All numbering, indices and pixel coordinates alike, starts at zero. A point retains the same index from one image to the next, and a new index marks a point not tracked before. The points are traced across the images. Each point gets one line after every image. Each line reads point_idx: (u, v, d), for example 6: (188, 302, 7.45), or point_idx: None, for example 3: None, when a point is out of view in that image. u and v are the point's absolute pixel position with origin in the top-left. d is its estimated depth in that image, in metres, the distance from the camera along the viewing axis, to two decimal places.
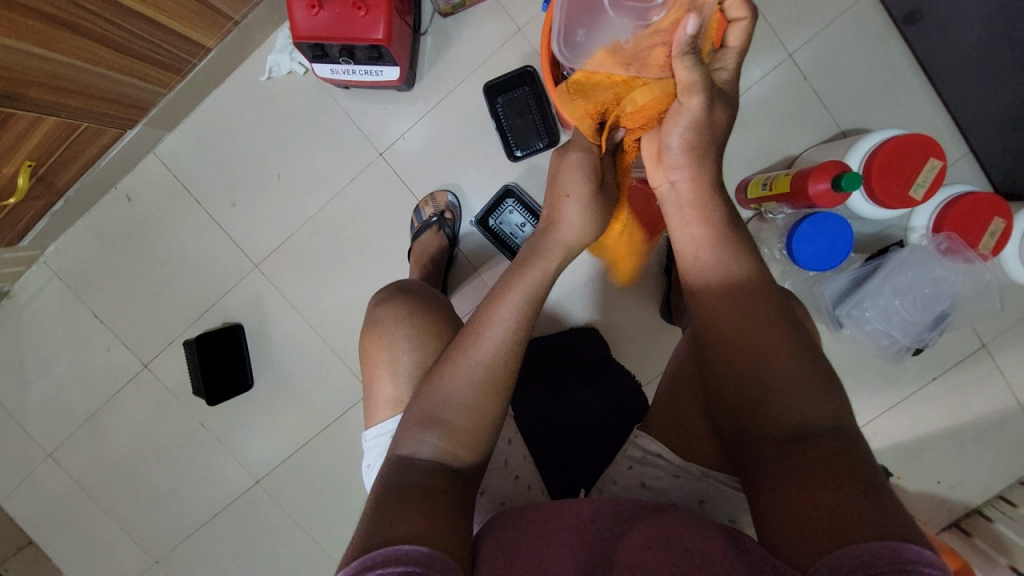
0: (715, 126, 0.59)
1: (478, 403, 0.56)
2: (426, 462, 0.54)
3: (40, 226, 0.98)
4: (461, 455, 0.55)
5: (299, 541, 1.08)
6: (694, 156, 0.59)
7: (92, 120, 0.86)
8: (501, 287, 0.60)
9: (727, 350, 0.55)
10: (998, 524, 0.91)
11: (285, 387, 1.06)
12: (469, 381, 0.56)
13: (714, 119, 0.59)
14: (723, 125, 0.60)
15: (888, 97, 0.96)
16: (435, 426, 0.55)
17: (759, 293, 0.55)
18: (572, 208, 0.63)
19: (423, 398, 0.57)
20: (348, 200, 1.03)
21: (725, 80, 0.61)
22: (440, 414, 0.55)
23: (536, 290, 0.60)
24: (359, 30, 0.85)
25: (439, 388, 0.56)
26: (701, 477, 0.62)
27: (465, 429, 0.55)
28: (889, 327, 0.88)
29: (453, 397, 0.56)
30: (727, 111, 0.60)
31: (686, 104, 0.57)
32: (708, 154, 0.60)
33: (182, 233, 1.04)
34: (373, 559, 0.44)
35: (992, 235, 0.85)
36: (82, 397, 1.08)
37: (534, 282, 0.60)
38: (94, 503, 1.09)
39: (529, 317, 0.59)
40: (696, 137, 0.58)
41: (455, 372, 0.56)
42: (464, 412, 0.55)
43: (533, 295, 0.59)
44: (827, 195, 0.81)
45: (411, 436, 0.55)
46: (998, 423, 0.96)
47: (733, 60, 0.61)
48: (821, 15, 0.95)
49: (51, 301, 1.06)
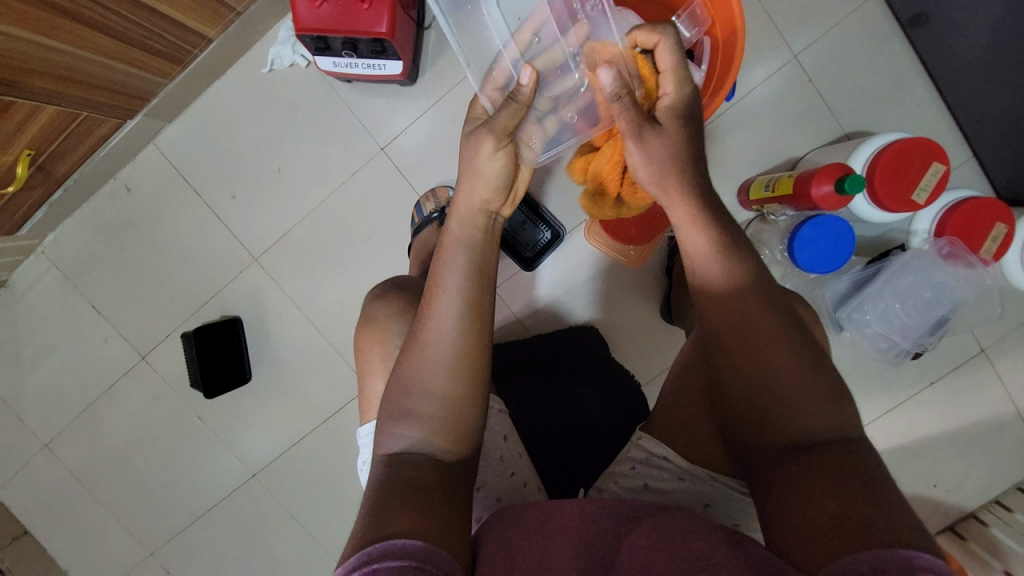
0: (670, 151, 0.59)
1: (444, 387, 0.55)
2: (410, 456, 0.54)
3: (38, 216, 0.98)
4: (444, 445, 0.55)
5: (295, 535, 1.08)
6: (665, 181, 0.59)
7: (92, 110, 0.85)
8: (437, 275, 0.58)
9: (728, 352, 0.55)
10: (994, 529, 0.91)
11: (283, 381, 1.06)
12: (426, 366, 0.55)
13: (654, 151, 0.59)
14: (679, 144, 0.59)
15: (892, 101, 0.95)
16: (408, 417, 0.55)
17: (749, 289, 0.55)
18: (481, 159, 0.59)
19: (392, 389, 0.56)
20: (349, 195, 1.03)
21: (669, 104, 0.60)
22: (410, 404, 0.55)
23: (474, 270, 0.58)
24: (362, 23, 0.84)
25: (409, 378, 0.55)
26: (707, 480, 0.62)
27: (435, 416, 0.54)
28: (889, 331, 0.88)
29: (424, 387, 0.55)
30: (677, 130, 0.59)
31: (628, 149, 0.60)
32: (672, 172, 0.59)
33: (181, 224, 1.04)
34: (371, 552, 0.44)
35: (994, 241, 0.84)
36: (79, 387, 1.07)
37: (471, 253, 0.59)
38: (90, 494, 1.08)
39: (479, 293, 0.57)
40: (654, 161, 0.59)
41: (414, 360, 0.56)
42: (437, 400, 0.55)
43: (470, 264, 0.58)
44: (830, 198, 0.81)
45: (389, 431, 0.55)
46: (995, 428, 0.97)
47: (674, 78, 0.60)
48: (827, 17, 0.95)
49: (48, 291, 1.05)
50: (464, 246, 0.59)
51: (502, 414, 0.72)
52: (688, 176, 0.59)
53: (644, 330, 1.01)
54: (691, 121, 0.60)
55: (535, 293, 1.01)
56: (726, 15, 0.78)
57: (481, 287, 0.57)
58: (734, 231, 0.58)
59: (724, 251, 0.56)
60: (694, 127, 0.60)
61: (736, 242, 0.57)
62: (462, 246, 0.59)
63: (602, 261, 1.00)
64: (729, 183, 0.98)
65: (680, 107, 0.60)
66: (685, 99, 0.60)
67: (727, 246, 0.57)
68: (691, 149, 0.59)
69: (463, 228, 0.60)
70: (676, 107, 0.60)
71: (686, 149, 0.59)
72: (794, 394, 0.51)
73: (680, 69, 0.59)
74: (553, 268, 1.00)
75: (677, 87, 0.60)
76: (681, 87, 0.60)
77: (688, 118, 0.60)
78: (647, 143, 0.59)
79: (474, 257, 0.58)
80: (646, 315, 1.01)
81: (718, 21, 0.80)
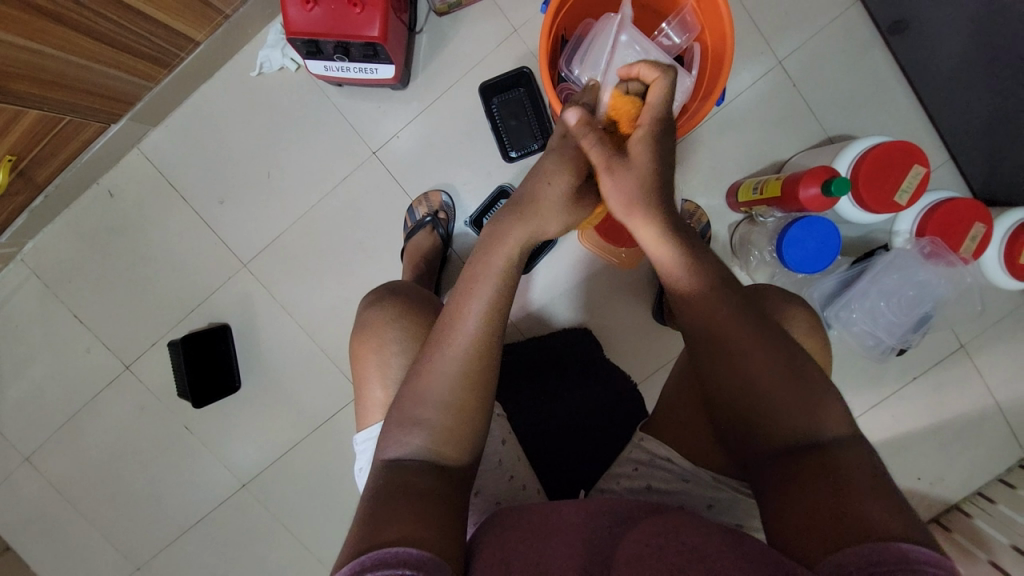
0: (640, 177, 0.58)
1: (458, 400, 0.55)
2: (410, 462, 0.54)
3: (19, 222, 0.95)
4: (448, 454, 0.54)
5: (287, 544, 1.06)
6: (633, 208, 0.58)
7: (76, 114, 0.83)
8: (471, 287, 0.58)
9: (722, 353, 0.55)
10: (977, 520, 0.94)
11: (273, 388, 1.04)
12: (443, 377, 0.55)
13: (634, 176, 0.58)
14: (647, 171, 0.59)
15: (872, 106, 0.98)
16: (417, 426, 0.54)
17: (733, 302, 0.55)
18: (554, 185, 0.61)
19: (403, 397, 0.56)
20: (341, 199, 1.02)
21: (639, 136, 0.59)
22: (421, 414, 0.55)
23: (504, 289, 0.58)
24: (354, 27, 0.84)
25: (420, 386, 0.55)
26: (712, 483, 0.63)
27: (442, 426, 0.54)
28: (874, 327, 0.91)
29: (434, 397, 0.55)
30: (648, 160, 0.59)
31: (608, 170, 0.59)
32: (653, 203, 0.58)
33: (168, 230, 1.02)
34: (364, 562, 0.43)
35: (974, 239, 0.88)
36: (61, 398, 1.04)
37: (506, 267, 0.58)
38: (73, 508, 1.05)
39: (500, 311, 0.57)
40: (630, 185, 0.58)
41: (431, 369, 0.56)
42: (447, 411, 0.55)
43: (504, 287, 0.58)
44: (817, 199, 0.83)
45: (393, 438, 0.55)
46: (975, 421, 1.00)
47: (649, 116, 0.60)
48: (809, 23, 0.97)
49: (27, 300, 1.03)
50: (503, 266, 0.58)
51: (502, 419, 0.72)
52: (656, 205, 0.58)
53: (637, 332, 1.02)
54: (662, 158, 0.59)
55: (527, 297, 1.02)
56: (717, 24, 0.79)
57: (507, 296, 0.58)
58: (699, 245, 0.59)
59: (693, 262, 0.57)
60: (659, 157, 0.59)
61: (701, 254, 0.58)
62: (504, 261, 0.59)
63: (596, 263, 1.01)
64: (718, 185, 1.00)
65: (652, 141, 0.59)
66: (654, 131, 0.60)
67: (693, 260, 0.57)
68: (660, 173, 0.59)
69: (517, 248, 0.59)
70: (650, 140, 0.59)
71: (654, 179, 0.58)
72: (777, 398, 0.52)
73: (656, 104, 0.60)
74: (545, 272, 1.01)
75: (649, 126, 0.60)
76: (654, 119, 0.60)
77: (658, 152, 0.59)
78: (620, 170, 0.59)
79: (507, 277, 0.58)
80: (638, 316, 1.02)
81: (708, 29, 0.81)
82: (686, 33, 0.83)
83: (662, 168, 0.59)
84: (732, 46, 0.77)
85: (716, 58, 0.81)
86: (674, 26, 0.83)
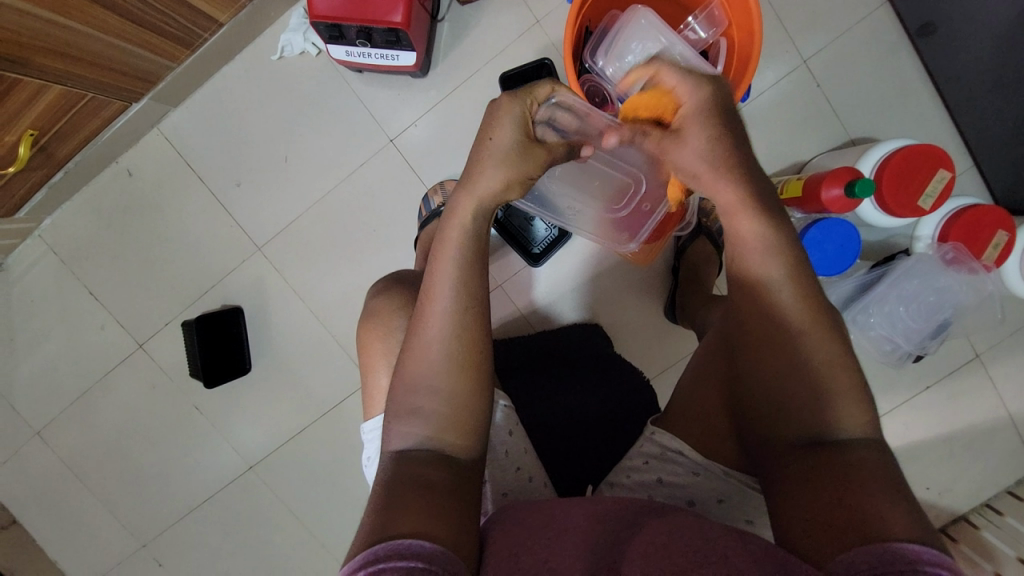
0: (703, 145, 0.54)
1: (450, 384, 0.54)
2: (415, 452, 0.53)
3: (38, 197, 0.96)
4: (450, 441, 0.54)
5: (291, 528, 1.07)
6: (711, 176, 0.54)
7: (98, 91, 0.84)
8: (435, 270, 0.56)
9: (756, 349, 0.54)
10: (985, 531, 0.93)
11: (283, 372, 1.04)
12: (428, 363, 0.55)
13: (697, 146, 0.54)
14: (706, 135, 0.54)
15: (897, 110, 0.97)
16: (414, 415, 0.54)
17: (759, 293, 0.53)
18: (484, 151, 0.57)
19: (396, 388, 0.56)
20: (357, 186, 1.02)
21: (687, 109, 0.55)
22: (416, 403, 0.54)
23: (473, 267, 0.56)
24: (378, 12, 0.84)
25: (412, 375, 0.55)
26: (722, 475, 0.62)
27: (438, 412, 0.54)
28: (892, 333, 0.90)
29: (425, 384, 0.54)
30: (701, 127, 0.54)
31: (671, 149, 0.56)
32: (733, 166, 0.53)
33: (184, 211, 1.02)
34: (376, 553, 0.43)
35: (997, 246, 0.86)
36: (73, 374, 1.05)
37: (470, 246, 0.57)
38: (81, 484, 1.06)
39: (472, 286, 0.56)
40: (698, 154, 0.54)
41: (416, 358, 0.55)
42: (441, 397, 0.54)
43: (469, 262, 0.56)
44: (839, 201, 0.81)
45: (395, 431, 0.55)
46: (987, 433, 0.99)
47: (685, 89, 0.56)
48: (836, 23, 0.96)
49: (43, 275, 1.03)
50: (461, 241, 0.56)
51: (508, 411, 0.72)
52: (734, 165, 0.53)
53: (649, 329, 1.02)
54: (718, 116, 0.54)
55: (540, 291, 1.02)
56: (744, 19, 0.78)
57: (475, 271, 0.56)
58: (778, 211, 0.54)
59: (776, 236, 0.53)
60: (720, 120, 0.54)
61: (782, 225, 0.53)
62: (459, 236, 0.56)
63: (609, 259, 1.00)
64: None
65: (702, 106, 0.55)
66: (701, 98, 0.55)
67: (776, 233, 0.53)
68: (727, 133, 0.54)
69: (471, 218, 0.57)
70: (696, 109, 0.55)
71: (717, 138, 0.53)
72: (795, 395, 0.51)
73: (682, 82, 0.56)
74: (557, 266, 1.01)
75: (692, 98, 0.55)
76: (692, 92, 0.55)
77: (711, 116, 0.54)
78: (678, 147, 0.56)
79: (475, 254, 0.57)
80: (649, 314, 1.02)
81: (735, 24, 0.80)
82: (713, 28, 0.82)
83: (725, 122, 0.54)
84: (760, 41, 0.75)
85: (742, 53, 0.81)
86: (701, 20, 0.83)
